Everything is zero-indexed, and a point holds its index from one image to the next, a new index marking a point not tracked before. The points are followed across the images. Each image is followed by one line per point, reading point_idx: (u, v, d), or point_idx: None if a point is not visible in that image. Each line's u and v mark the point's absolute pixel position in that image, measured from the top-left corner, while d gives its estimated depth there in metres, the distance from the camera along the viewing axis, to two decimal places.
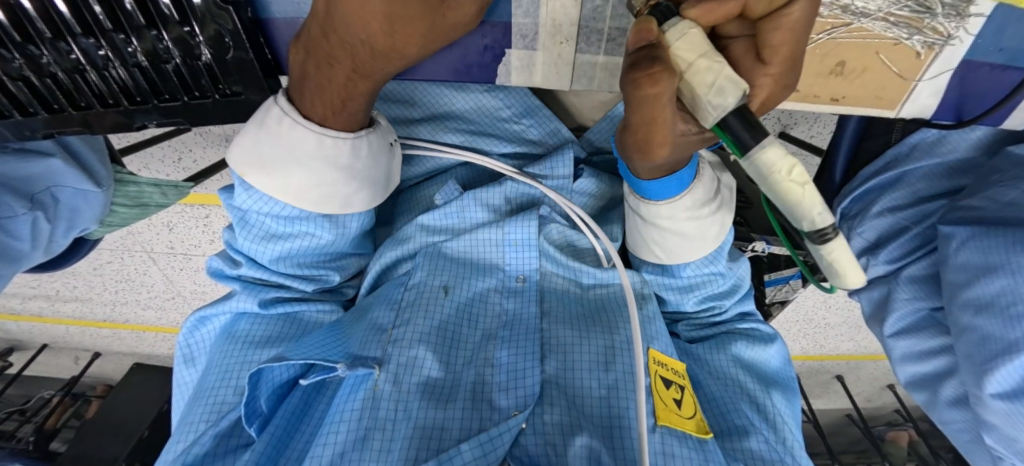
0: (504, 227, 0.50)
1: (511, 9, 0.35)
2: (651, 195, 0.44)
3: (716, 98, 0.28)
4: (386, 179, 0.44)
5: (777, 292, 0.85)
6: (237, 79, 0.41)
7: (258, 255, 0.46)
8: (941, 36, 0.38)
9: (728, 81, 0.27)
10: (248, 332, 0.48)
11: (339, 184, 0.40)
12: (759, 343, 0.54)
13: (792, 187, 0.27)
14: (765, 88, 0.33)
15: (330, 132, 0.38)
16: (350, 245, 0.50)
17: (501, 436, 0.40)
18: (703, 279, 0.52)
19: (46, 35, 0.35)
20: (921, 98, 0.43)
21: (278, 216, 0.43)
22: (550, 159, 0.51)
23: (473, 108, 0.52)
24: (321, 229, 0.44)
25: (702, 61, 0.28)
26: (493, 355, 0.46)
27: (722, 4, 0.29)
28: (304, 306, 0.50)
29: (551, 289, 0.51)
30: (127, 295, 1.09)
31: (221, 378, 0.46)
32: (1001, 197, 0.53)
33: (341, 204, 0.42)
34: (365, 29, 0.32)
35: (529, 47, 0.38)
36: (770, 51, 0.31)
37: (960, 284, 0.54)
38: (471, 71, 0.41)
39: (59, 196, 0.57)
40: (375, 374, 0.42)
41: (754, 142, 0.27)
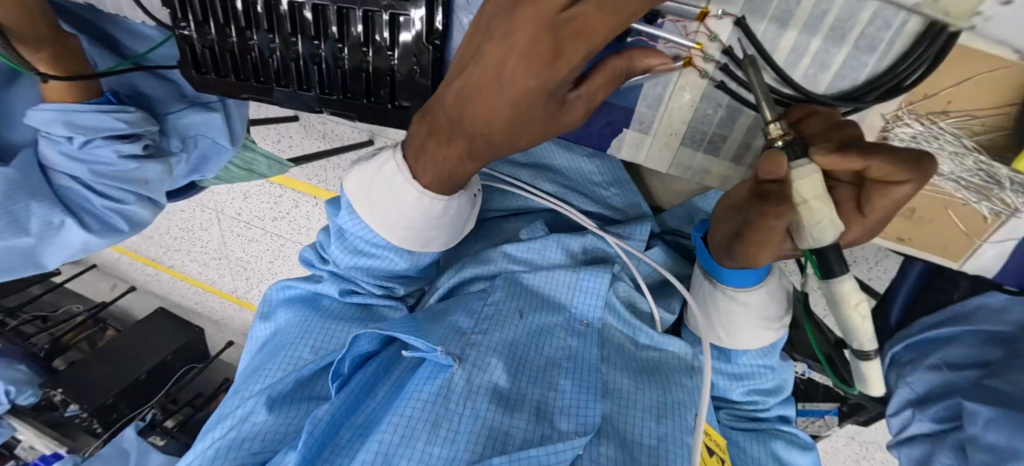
0: (579, 272, 0.54)
1: (638, 100, 0.44)
2: (727, 281, 0.49)
3: (818, 232, 0.34)
4: (465, 225, 0.49)
5: (810, 425, 0.85)
6: (406, 96, 0.50)
7: (338, 257, 0.52)
8: (1008, 208, 0.43)
9: (831, 223, 0.33)
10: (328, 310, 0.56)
11: (424, 226, 0.46)
12: (799, 448, 0.55)
13: (854, 314, 0.34)
14: (855, 231, 0.39)
15: (429, 191, 0.44)
16: (417, 270, 0.54)
17: (566, 452, 0.42)
18: (752, 371, 0.55)
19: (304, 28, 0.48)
20: (984, 258, 0.47)
21: (366, 239, 0.50)
22: (629, 225, 0.58)
23: (571, 167, 0.61)
24: (402, 259, 0.50)
25: (815, 202, 0.33)
26: (554, 381, 0.49)
27: (849, 162, 0.34)
28: (377, 301, 0.56)
29: (611, 338, 0.54)
30: (223, 257, 1.24)
31: (299, 341, 0.53)
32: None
33: (424, 243, 0.48)
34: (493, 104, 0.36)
35: (643, 132, 0.46)
36: (870, 207, 0.37)
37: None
38: (589, 137, 0.49)
39: (199, 144, 0.74)
40: (454, 369, 0.46)
41: (839, 271, 0.34)
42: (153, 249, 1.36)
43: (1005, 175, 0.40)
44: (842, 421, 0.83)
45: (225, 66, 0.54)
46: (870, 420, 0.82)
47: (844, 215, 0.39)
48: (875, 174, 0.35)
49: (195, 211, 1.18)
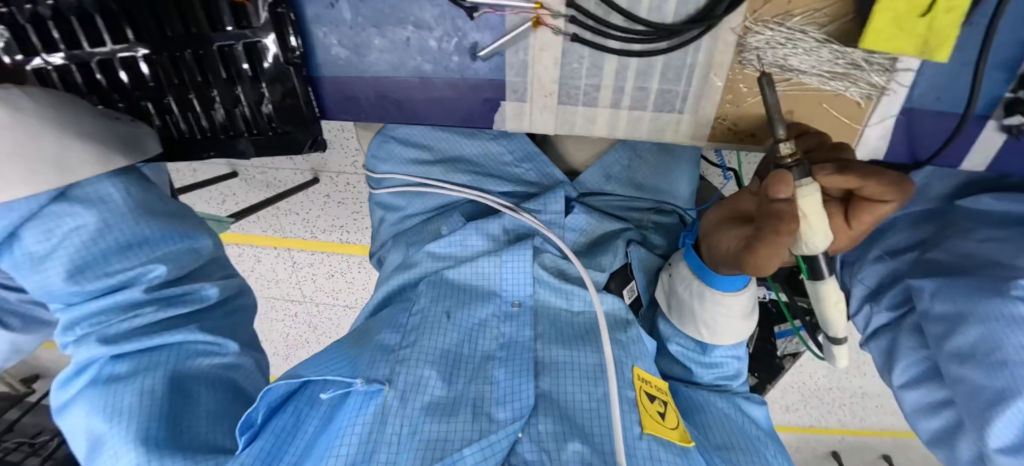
0: (501, 257, 0.56)
1: (506, 71, 0.45)
2: (715, 284, 0.50)
3: (813, 241, 0.38)
4: (109, 142, 0.44)
5: (788, 344, 0.87)
6: (288, 121, 0.50)
7: (51, 287, 0.41)
8: (877, 88, 0.45)
9: (823, 237, 0.38)
10: (112, 373, 0.43)
11: (32, 143, 0.40)
12: (752, 402, 0.58)
13: (831, 309, 0.43)
14: (835, 231, 0.45)
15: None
16: (91, 228, 0.42)
17: (501, 442, 0.44)
18: (723, 360, 0.58)
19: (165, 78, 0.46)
20: (872, 141, 0.48)
21: (26, 229, 0.40)
22: (544, 197, 0.58)
23: (480, 153, 0.61)
24: (79, 213, 0.41)
25: (816, 219, 0.37)
26: (491, 373, 0.50)
27: (847, 180, 0.41)
28: (123, 313, 0.44)
29: (542, 313, 0.55)
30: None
31: (115, 407, 0.41)
32: (959, 248, 0.57)
33: (54, 168, 0.40)
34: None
35: (520, 101, 0.47)
36: (853, 214, 0.43)
37: (943, 333, 0.54)
38: (472, 118, 0.49)
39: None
40: (385, 391, 0.46)
41: (825, 272, 0.41)
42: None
43: (861, 57, 0.42)
44: None
45: None
46: None
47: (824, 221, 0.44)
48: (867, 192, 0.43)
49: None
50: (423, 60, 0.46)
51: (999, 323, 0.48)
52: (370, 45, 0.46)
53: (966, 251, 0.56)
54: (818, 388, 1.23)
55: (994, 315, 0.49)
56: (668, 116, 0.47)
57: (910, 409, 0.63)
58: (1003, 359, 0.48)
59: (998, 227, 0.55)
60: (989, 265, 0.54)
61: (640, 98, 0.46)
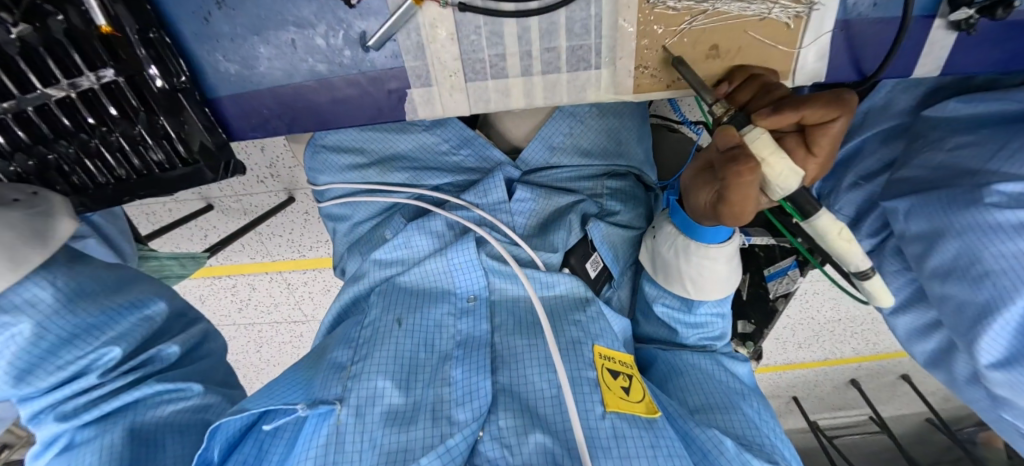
0: (446, 255, 0.53)
1: (401, 56, 0.42)
2: (704, 238, 0.47)
3: (784, 182, 0.36)
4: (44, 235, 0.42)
5: (778, 287, 0.81)
6: (196, 149, 0.46)
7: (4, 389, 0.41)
8: (803, 5, 0.41)
9: (790, 170, 0.35)
10: (75, 440, 0.43)
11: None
12: (733, 360, 0.58)
13: (845, 245, 0.37)
14: (812, 171, 0.40)
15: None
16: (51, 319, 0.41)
17: (459, 445, 0.41)
18: (707, 319, 0.56)
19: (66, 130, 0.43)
20: (809, 64, 0.44)
21: None
22: (484, 183, 0.56)
23: (414, 147, 0.58)
24: (16, 317, 0.40)
25: (773, 157, 0.35)
26: (448, 374, 0.47)
27: (787, 117, 0.37)
28: (85, 394, 0.44)
29: (500, 303, 0.53)
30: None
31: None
32: (933, 160, 0.51)
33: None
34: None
35: (426, 86, 0.44)
36: (817, 144, 0.39)
37: (922, 253, 0.50)
38: (382, 113, 0.46)
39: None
40: (336, 410, 0.43)
41: (815, 210, 0.36)
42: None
43: None
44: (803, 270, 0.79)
45: None
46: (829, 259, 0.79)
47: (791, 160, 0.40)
48: (813, 120, 0.38)
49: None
50: (314, 60, 0.43)
51: (978, 234, 0.45)
52: (256, 54, 0.43)
53: (937, 163, 0.51)
54: (829, 325, 1.21)
55: (971, 226, 0.45)
56: (586, 74, 0.44)
57: (904, 335, 0.63)
58: (985, 271, 0.45)
59: (967, 131, 0.50)
60: (968, 171, 0.48)
61: (552, 60, 0.43)
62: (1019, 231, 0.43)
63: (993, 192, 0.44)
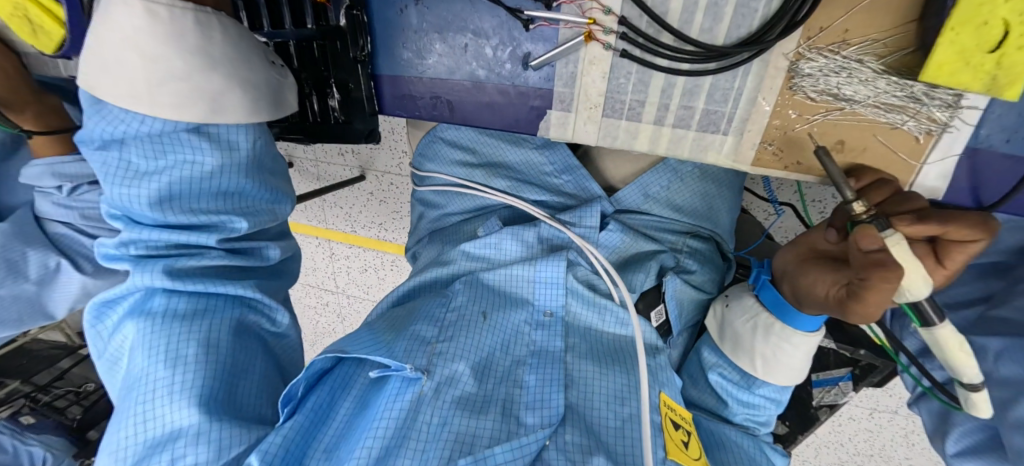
0: (536, 266, 0.58)
1: (554, 80, 0.47)
2: (800, 327, 0.49)
3: (914, 288, 0.37)
4: (266, 90, 0.45)
5: (823, 396, 0.75)
6: (348, 109, 0.53)
7: (138, 206, 0.45)
8: (938, 124, 0.43)
9: (922, 281, 0.36)
10: (166, 307, 0.47)
11: (199, 74, 0.41)
12: (772, 449, 0.58)
13: (959, 354, 0.40)
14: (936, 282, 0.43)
15: (162, 3, 0.39)
16: (234, 172, 0.47)
17: (531, 445, 0.45)
18: (760, 403, 0.55)
19: None
20: (928, 181, 0.46)
21: (151, 142, 0.44)
22: (580, 209, 0.60)
23: (521, 162, 0.63)
24: (202, 153, 0.45)
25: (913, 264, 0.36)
26: (521, 378, 0.52)
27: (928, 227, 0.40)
28: (201, 255, 0.48)
29: (573, 325, 0.57)
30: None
31: (170, 349, 0.46)
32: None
33: (206, 110, 0.41)
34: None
35: (566, 111, 0.48)
36: (949, 258, 0.41)
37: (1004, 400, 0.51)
38: (518, 124, 0.51)
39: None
40: (421, 381, 0.49)
41: (938, 319, 0.39)
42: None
43: (922, 90, 0.41)
44: (858, 385, 0.73)
45: None
46: (884, 382, 0.73)
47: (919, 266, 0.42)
48: (952, 236, 0.40)
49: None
50: (478, 66, 0.48)
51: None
52: (430, 49, 0.49)
53: None
54: (860, 457, 1.15)
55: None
56: (711, 137, 0.47)
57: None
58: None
59: None
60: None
61: (685, 117, 0.47)
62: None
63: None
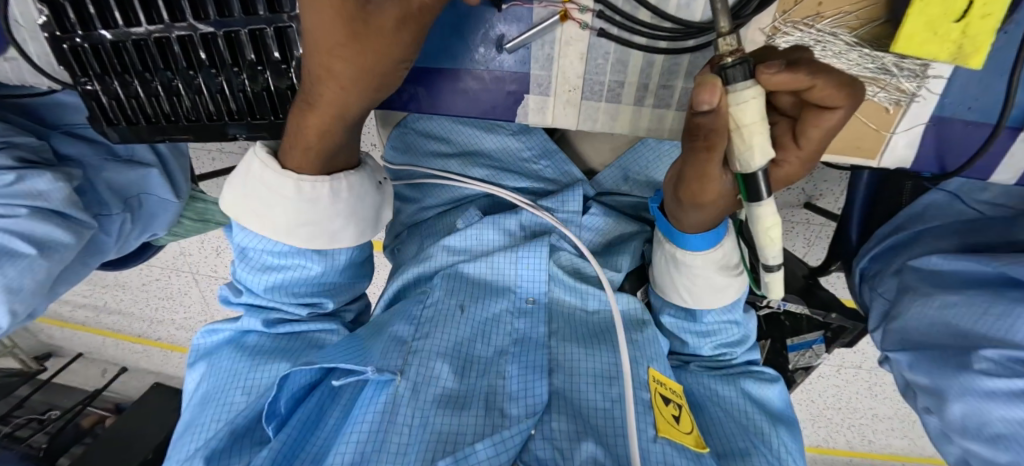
0: (517, 252, 0.57)
1: (530, 64, 0.45)
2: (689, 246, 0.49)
3: (746, 156, 0.34)
4: (373, 216, 0.53)
5: (800, 358, 0.82)
6: None
7: (257, 286, 0.54)
8: (906, 94, 0.44)
9: (759, 150, 0.33)
10: (259, 345, 0.54)
11: (326, 221, 0.49)
12: (764, 381, 0.57)
13: (769, 236, 0.37)
14: (790, 162, 0.40)
15: (307, 177, 0.47)
16: (340, 276, 0.56)
17: (513, 438, 0.44)
18: (718, 327, 0.56)
19: (205, 62, 0.48)
20: (898, 149, 0.48)
21: (273, 251, 0.52)
22: (562, 194, 0.58)
23: (498, 148, 0.61)
24: (310, 261, 0.52)
25: (752, 128, 0.33)
26: (504, 369, 0.51)
27: (796, 79, 0.33)
28: (304, 327, 0.55)
29: (558, 312, 0.56)
30: (214, 317, 1.27)
31: (235, 377, 0.51)
32: (925, 315, 0.55)
33: (327, 240, 0.50)
34: (326, 94, 0.42)
35: (544, 95, 0.47)
36: (805, 138, 0.38)
37: (935, 406, 0.52)
38: (495, 111, 0.49)
39: (144, 202, 0.72)
40: (397, 381, 0.47)
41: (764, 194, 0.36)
42: (136, 325, 1.35)
43: (892, 62, 0.42)
44: (829, 347, 0.79)
45: (131, 114, 0.54)
46: (855, 342, 0.79)
47: (778, 150, 0.40)
48: (815, 98, 0.36)
49: (169, 276, 1.18)
50: (449, 51, 0.46)
51: (978, 398, 0.47)
52: None
53: None
54: (826, 410, 1.24)
55: (968, 389, 0.48)
56: None
57: None
58: (996, 433, 0.47)
59: None
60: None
61: (665, 97, 0.46)
62: (1011, 398, 0.46)
63: (981, 358, 0.48)
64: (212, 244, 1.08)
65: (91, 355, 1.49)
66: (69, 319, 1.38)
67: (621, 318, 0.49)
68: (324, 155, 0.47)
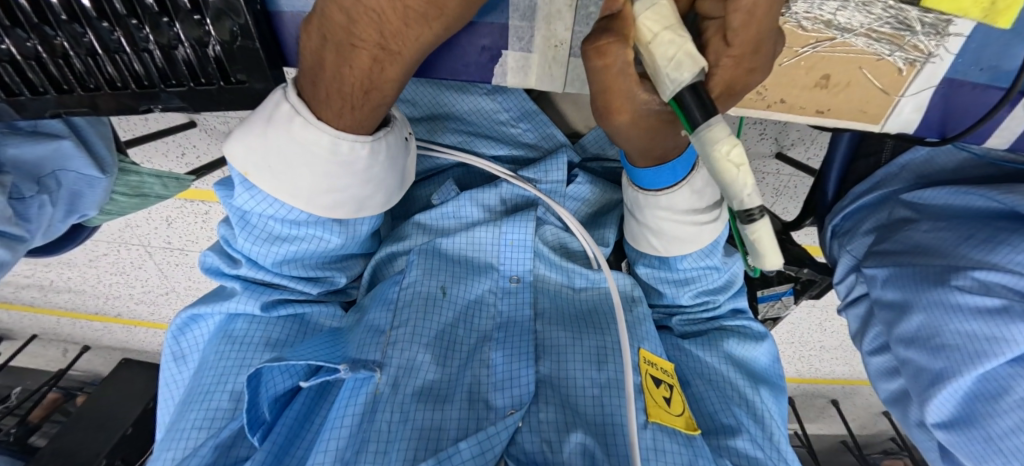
0: (500, 227, 0.52)
1: (507, 12, 0.38)
2: (644, 184, 0.45)
3: (673, 72, 0.28)
4: (400, 180, 0.43)
5: (769, 309, 0.82)
6: (242, 68, 0.42)
7: (260, 257, 0.45)
8: (923, 54, 0.40)
9: (687, 55, 0.28)
10: (248, 335, 0.48)
11: (355, 187, 0.40)
12: (750, 341, 0.56)
13: (728, 165, 0.27)
14: (727, 70, 0.34)
15: (348, 134, 0.37)
16: (356, 248, 0.49)
17: (500, 435, 0.41)
18: (698, 273, 0.53)
19: (91, 15, 0.38)
20: (905, 113, 0.45)
21: (284, 219, 0.42)
22: (544, 162, 0.53)
23: (472, 110, 0.55)
24: (330, 233, 0.44)
25: (666, 33, 0.29)
26: (488, 356, 0.47)
27: None
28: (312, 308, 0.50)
29: (544, 289, 0.52)
30: (175, 289, 1.17)
31: (215, 381, 0.45)
32: (910, 239, 0.58)
33: (354, 207, 0.42)
34: (423, 37, 0.35)
35: (525, 51, 0.40)
36: (733, 34, 0.32)
37: (894, 319, 0.57)
38: (467, 70, 0.42)
39: (63, 181, 0.61)
40: (375, 377, 0.43)
41: (703, 119, 0.28)
42: (91, 302, 1.23)
43: (915, 17, 0.37)
44: (798, 298, 0.80)
45: (11, 83, 0.44)
46: (821, 294, 0.81)
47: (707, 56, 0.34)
48: None
49: (118, 251, 1.06)
50: None
51: (943, 311, 0.51)
52: None
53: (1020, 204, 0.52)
54: (787, 346, 1.31)
55: (937, 303, 0.52)
56: None
57: (874, 371, 0.64)
58: (942, 344, 0.52)
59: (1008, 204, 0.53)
60: (1009, 219, 0.53)
61: None
62: (976, 314, 0.50)
63: (966, 277, 0.51)
64: (161, 214, 0.96)
65: (46, 336, 1.37)
66: (13, 301, 1.25)
67: (616, 299, 0.46)
68: (373, 106, 0.37)
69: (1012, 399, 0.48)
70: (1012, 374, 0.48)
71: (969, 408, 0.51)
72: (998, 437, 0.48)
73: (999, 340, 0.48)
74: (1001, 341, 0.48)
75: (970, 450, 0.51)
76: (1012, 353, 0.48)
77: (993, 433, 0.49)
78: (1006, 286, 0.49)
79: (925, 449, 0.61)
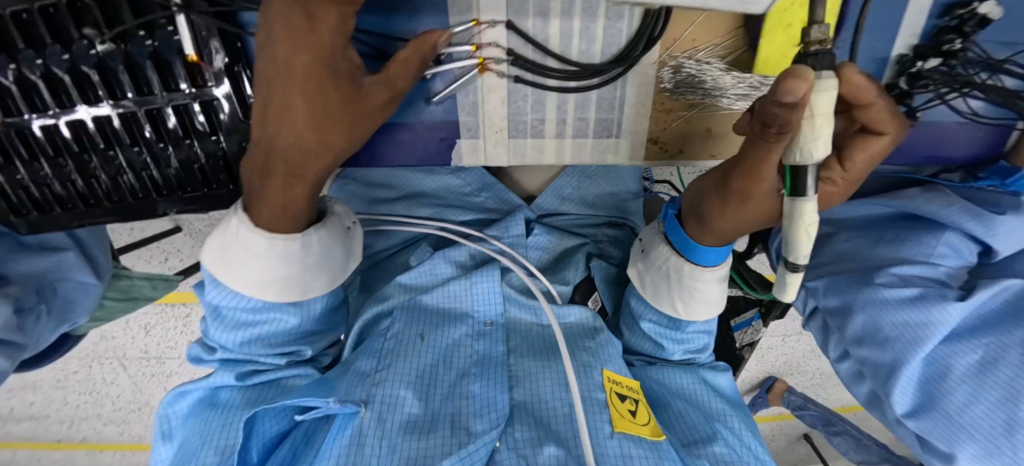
0: (470, 279, 0.61)
1: (460, 112, 0.55)
2: (700, 260, 0.52)
3: (808, 151, 0.36)
4: (340, 264, 0.53)
5: (744, 336, 0.91)
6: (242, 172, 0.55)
7: (225, 340, 0.53)
8: None
9: (814, 145, 0.35)
10: (231, 402, 0.54)
11: (297, 274, 0.50)
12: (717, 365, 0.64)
13: (801, 235, 0.39)
14: (839, 188, 0.45)
15: (278, 235, 0.48)
16: (317, 324, 0.57)
17: (479, 451, 0.48)
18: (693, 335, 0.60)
19: (127, 140, 0.51)
20: None
21: (243, 306, 0.51)
22: (506, 221, 0.64)
23: (439, 187, 0.66)
24: (284, 314, 0.53)
25: (821, 119, 0.34)
26: (466, 389, 0.54)
27: (869, 87, 0.39)
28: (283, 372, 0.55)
29: (512, 329, 0.61)
30: (148, 402, 1.18)
31: (202, 447, 0.50)
32: (835, 250, 0.68)
33: (300, 291, 0.51)
34: (324, 163, 0.44)
35: (474, 138, 0.57)
36: (852, 163, 0.43)
37: (841, 325, 0.64)
38: (431, 157, 0.59)
39: (60, 290, 0.69)
40: (363, 414, 0.50)
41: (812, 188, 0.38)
42: (54, 429, 1.20)
43: (760, 81, 0.53)
44: (768, 320, 0.89)
45: (43, 201, 0.54)
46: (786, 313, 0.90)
47: (825, 171, 0.44)
48: (870, 117, 0.41)
49: (91, 367, 1.12)
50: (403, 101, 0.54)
51: (878, 308, 0.60)
52: None
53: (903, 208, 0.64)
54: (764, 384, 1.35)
55: (872, 301, 0.61)
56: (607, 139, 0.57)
57: (845, 375, 0.70)
58: (886, 338, 0.59)
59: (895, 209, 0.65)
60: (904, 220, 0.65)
61: (582, 128, 0.58)
62: (903, 305, 0.59)
63: (887, 274, 0.61)
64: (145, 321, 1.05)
65: None
66: None
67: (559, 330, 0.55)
68: (293, 212, 0.47)
69: (955, 375, 0.56)
70: (947, 353, 0.57)
71: (926, 391, 0.58)
72: (955, 412, 0.56)
73: (930, 324, 0.57)
74: (933, 324, 0.57)
75: (938, 432, 0.57)
76: (942, 334, 0.57)
77: (950, 409, 0.56)
78: (919, 277, 0.60)
79: (903, 441, 0.66)
